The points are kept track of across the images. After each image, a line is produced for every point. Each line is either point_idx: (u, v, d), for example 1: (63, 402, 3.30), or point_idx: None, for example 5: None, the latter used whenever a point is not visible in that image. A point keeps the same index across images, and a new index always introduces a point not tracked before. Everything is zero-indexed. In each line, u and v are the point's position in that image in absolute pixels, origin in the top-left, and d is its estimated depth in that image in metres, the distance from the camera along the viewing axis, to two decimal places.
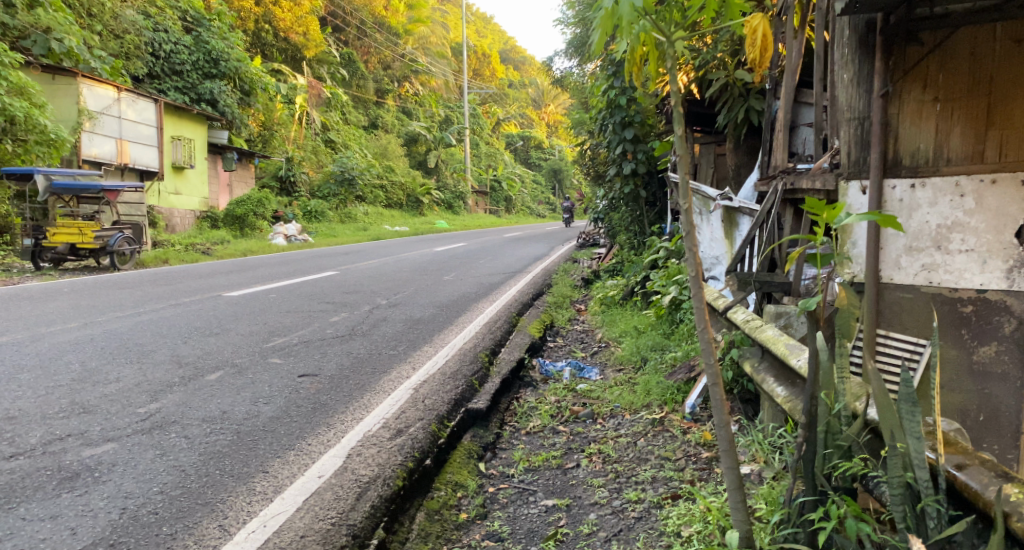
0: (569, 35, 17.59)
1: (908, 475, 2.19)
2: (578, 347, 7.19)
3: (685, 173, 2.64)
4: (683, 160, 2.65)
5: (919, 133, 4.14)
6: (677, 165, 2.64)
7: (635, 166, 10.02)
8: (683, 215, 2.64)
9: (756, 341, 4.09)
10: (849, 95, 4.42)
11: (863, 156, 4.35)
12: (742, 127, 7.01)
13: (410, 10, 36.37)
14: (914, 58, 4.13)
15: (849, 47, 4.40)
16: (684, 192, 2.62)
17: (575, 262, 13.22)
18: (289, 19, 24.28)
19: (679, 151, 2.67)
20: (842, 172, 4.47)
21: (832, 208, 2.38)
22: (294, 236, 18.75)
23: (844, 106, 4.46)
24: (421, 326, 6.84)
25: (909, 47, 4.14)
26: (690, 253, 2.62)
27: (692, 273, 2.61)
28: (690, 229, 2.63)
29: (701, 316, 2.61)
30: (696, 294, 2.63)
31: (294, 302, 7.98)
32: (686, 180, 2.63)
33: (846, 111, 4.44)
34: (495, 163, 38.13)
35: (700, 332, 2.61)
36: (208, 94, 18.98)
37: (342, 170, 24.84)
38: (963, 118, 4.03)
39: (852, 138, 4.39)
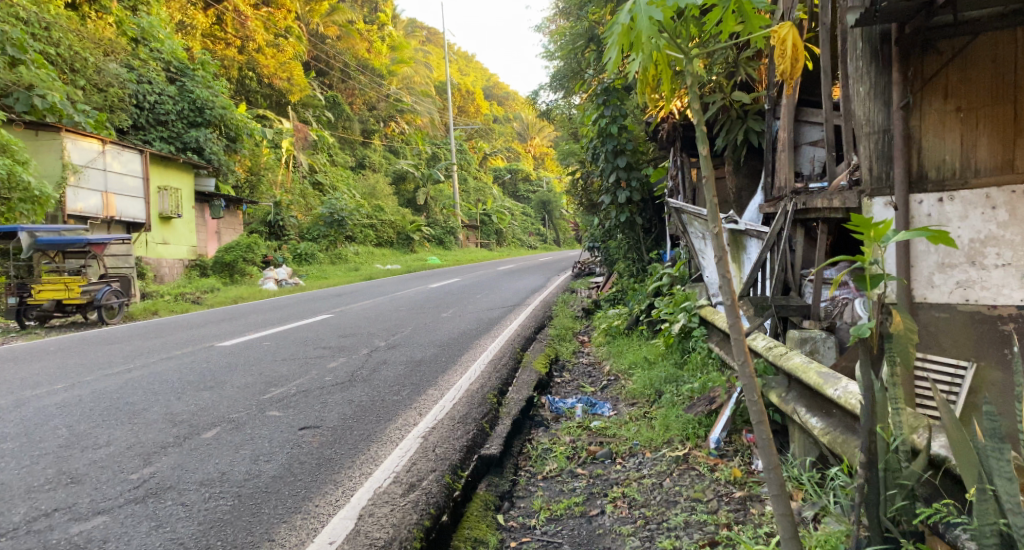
0: (552, 68, 17.66)
1: (1001, 522, 2.08)
2: (586, 381, 6.96)
3: (712, 194, 2.47)
4: (709, 181, 2.48)
5: (944, 144, 4.03)
6: (704, 187, 2.47)
7: (630, 194, 9.89)
8: (712, 240, 2.47)
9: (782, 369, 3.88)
10: (865, 110, 4.31)
11: (886, 170, 4.19)
12: (740, 149, 6.90)
13: (392, 51, 36.70)
14: (933, 68, 4.05)
15: (862, 58, 4.31)
16: (713, 216, 2.45)
17: (573, 292, 13.05)
18: (273, 66, 24.34)
19: (705, 172, 2.48)
20: (864, 189, 4.29)
21: (877, 226, 2.20)
22: (285, 280, 18.63)
23: (861, 121, 4.33)
24: (423, 367, 6.60)
25: (927, 56, 4.06)
26: (723, 281, 2.43)
27: (728, 301, 2.42)
28: (723, 253, 2.44)
29: (739, 348, 2.41)
30: (733, 324, 2.43)
31: (290, 349, 7.72)
32: (714, 201, 2.46)
33: (863, 124, 4.31)
34: (484, 197, 38.15)
35: (741, 365, 2.42)
36: (194, 143, 18.93)
37: (331, 211, 24.73)
38: (989, 127, 3.93)
39: (873, 152, 4.25)
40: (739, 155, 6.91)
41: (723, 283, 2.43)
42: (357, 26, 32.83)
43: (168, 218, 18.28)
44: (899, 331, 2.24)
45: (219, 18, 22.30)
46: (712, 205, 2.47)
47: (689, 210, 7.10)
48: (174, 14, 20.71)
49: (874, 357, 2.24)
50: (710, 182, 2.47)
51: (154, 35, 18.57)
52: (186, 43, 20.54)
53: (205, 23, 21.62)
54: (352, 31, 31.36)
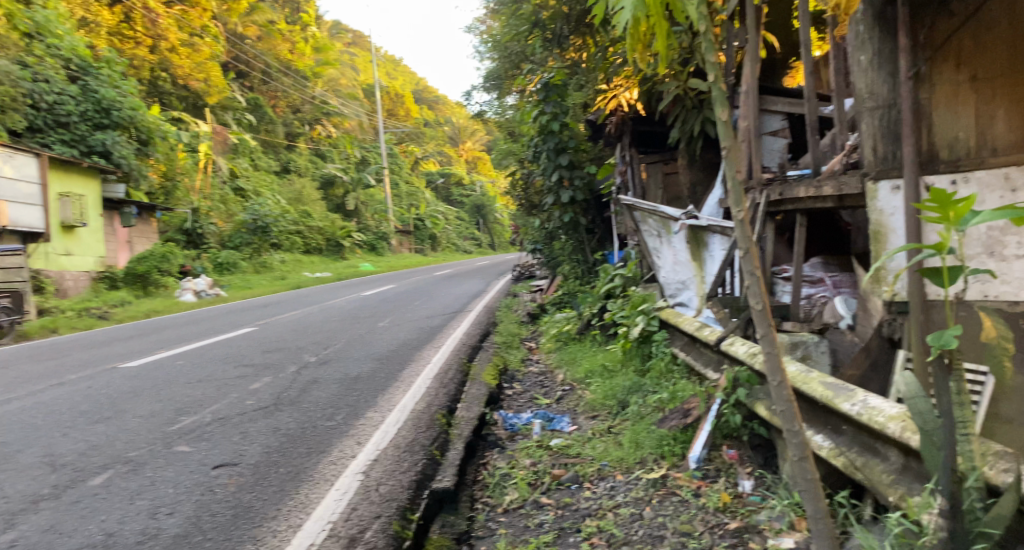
0: (484, 68, 17.18)
1: None
2: (539, 393, 6.44)
3: (735, 173, 2.05)
4: (731, 154, 2.04)
5: (957, 121, 3.61)
6: (725, 163, 2.03)
7: (573, 193, 9.42)
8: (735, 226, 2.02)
9: None
10: (868, 81, 3.87)
11: (893, 150, 3.76)
12: (696, 142, 6.49)
13: (316, 53, 35.58)
14: (944, 33, 3.63)
15: (864, 23, 3.87)
16: (739, 197, 2.03)
17: (514, 296, 12.54)
18: (188, 66, 23.03)
19: (726, 144, 2.06)
20: (868, 171, 3.83)
21: (959, 206, 1.96)
22: (205, 291, 17.49)
23: (864, 94, 3.90)
24: (359, 385, 5.92)
25: (938, 20, 3.66)
26: (751, 281, 2.01)
27: (759, 307, 2.01)
28: (751, 245, 2.01)
29: (774, 366, 2.02)
30: (765, 337, 2.04)
31: (206, 367, 6.88)
32: (738, 182, 2.05)
33: (866, 98, 3.87)
34: (417, 202, 37.37)
35: (778, 388, 2.02)
36: (100, 146, 17.55)
37: (255, 217, 23.46)
38: (1006, 99, 3.50)
39: (876, 131, 3.81)
40: (696, 148, 6.53)
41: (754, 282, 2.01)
42: (278, 26, 31.49)
43: (71, 227, 16.81)
44: (991, 338, 2.19)
45: (127, 15, 20.70)
46: (736, 185, 2.06)
47: (642, 207, 6.61)
48: (74, 9, 18.98)
49: (951, 368, 1.99)
50: (733, 155, 2.05)
51: (51, 30, 16.85)
52: (90, 39, 18.86)
53: (111, 21, 19.82)
54: (274, 32, 30.07)
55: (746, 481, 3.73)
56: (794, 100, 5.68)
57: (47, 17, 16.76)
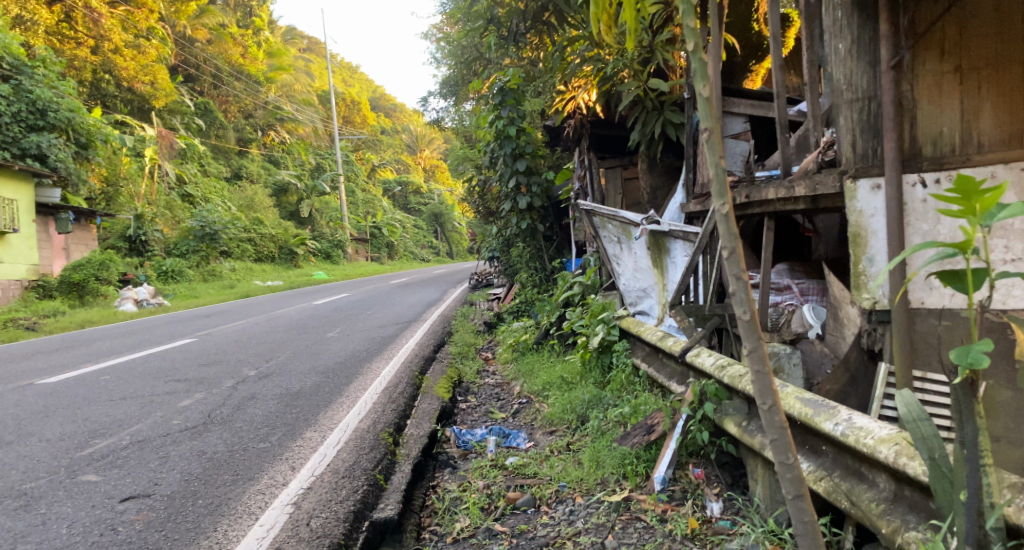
0: (441, 74, 16.84)
1: None
2: (494, 406, 6.12)
3: (717, 160, 1.84)
4: (713, 138, 1.87)
5: (941, 115, 3.44)
6: (706, 147, 1.84)
7: (531, 199, 9.14)
8: (718, 223, 1.77)
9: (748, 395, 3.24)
10: (846, 72, 3.67)
11: (873, 146, 3.56)
12: (656, 145, 6.26)
13: (270, 57, 34.80)
14: (927, 20, 3.46)
15: (842, 9, 3.69)
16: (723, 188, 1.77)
17: (471, 304, 12.18)
18: (133, 68, 22.15)
19: (706, 125, 1.86)
20: (846, 169, 3.63)
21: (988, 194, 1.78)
22: (147, 300, 16.67)
23: (842, 85, 3.70)
24: (299, 401, 5.50)
25: (921, 6, 3.48)
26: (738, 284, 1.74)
27: (746, 317, 1.76)
28: (737, 245, 1.74)
29: (765, 389, 1.78)
30: (754, 354, 1.76)
31: (134, 383, 6.36)
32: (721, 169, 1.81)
33: (845, 90, 3.68)
34: (374, 210, 36.74)
35: (770, 414, 1.79)
36: (34, 149, 16.66)
37: (202, 224, 22.59)
38: (992, 93, 3.36)
39: (856, 124, 3.61)
40: (656, 152, 6.28)
41: (740, 288, 1.75)
42: (229, 30, 30.60)
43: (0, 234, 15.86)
44: None
45: (67, 14, 19.50)
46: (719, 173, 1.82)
47: (600, 212, 6.35)
48: (9, 7, 17.78)
49: (976, 392, 1.75)
50: (714, 138, 1.86)
51: None
52: (24, 37, 17.89)
53: (49, 19, 18.71)
54: (224, 35, 29.21)
55: (714, 503, 3.46)
56: (757, 102, 5.47)
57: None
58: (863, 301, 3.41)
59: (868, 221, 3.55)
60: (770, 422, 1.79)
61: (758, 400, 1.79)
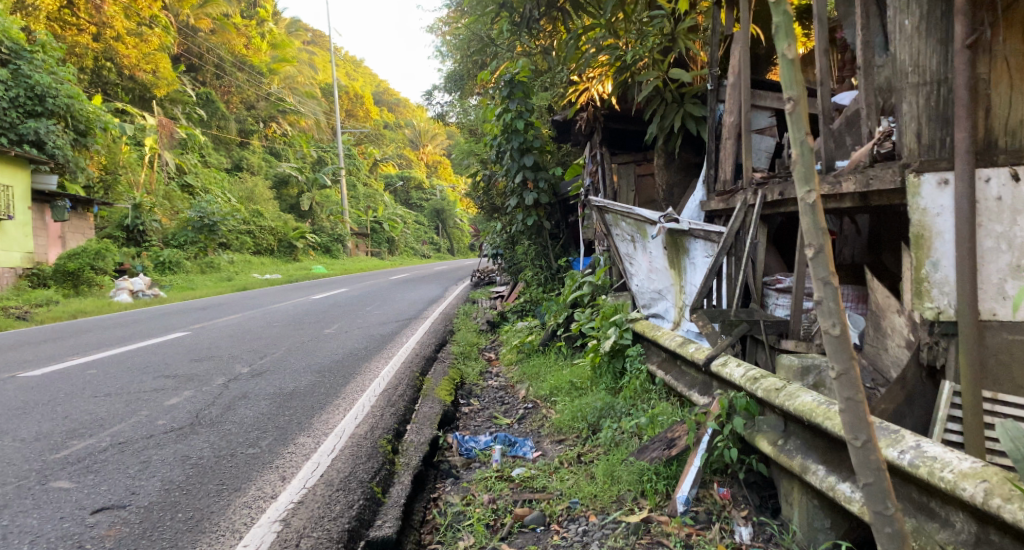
0: (447, 67, 16.53)
1: None
2: (498, 411, 5.82)
3: (803, 133, 1.66)
4: (799, 108, 1.65)
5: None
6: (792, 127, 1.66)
7: (537, 195, 8.85)
8: (805, 215, 1.66)
9: (786, 410, 2.96)
10: (913, 52, 3.23)
11: (942, 136, 3.14)
12: (675, 139, 5.94)
13: (273, 49, 34.46)
14: None
15: None
16: (810, 174, 1.63)
17: (473, 302, 11.89)
18: (135, 56, 21.82)
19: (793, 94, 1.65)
20: (910, 163, 3.22)
21: None
22: (143, 291, 16.36)
23: (906, 66, 3.26)
24: (293, 402, 5.20)
25: None
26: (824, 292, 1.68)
27: (836, 332, 1.68)
28: (824, 243, 1.66)
29: (858, 422, 1.71)
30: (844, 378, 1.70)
31: (121, 377, 6.07)
32: (807, 147, 1.66)
33: (909, 72, 3.24)
34: (375, 205, 36.45)
35: (864, 453, 1.71)
36: (31, 135, 16.34)
37: (200, 215, 22.23)
38: None
39: (922, 111, 3.19)
40: (674, 147, 5.99)
41: (831, 297, 1.66)
42: (233, 20, 30.28)
43: None
44: None
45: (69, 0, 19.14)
46: (804, 154, 1.66)
47: (613, 209, 6.03)
48: None
49: None
50: (798, 109, 1.66)
51: None
52: (24, 21, 17.52)
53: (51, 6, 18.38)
54: (228, 25, 28.87)
55: (742, 528, 3.18)
56: (784, 95, 5.19)
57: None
58: (926, 312, 3.20)
59: (934, 222, 3.14)
60: (865, 460, 1.71)
61: (849, 435, 1.72)
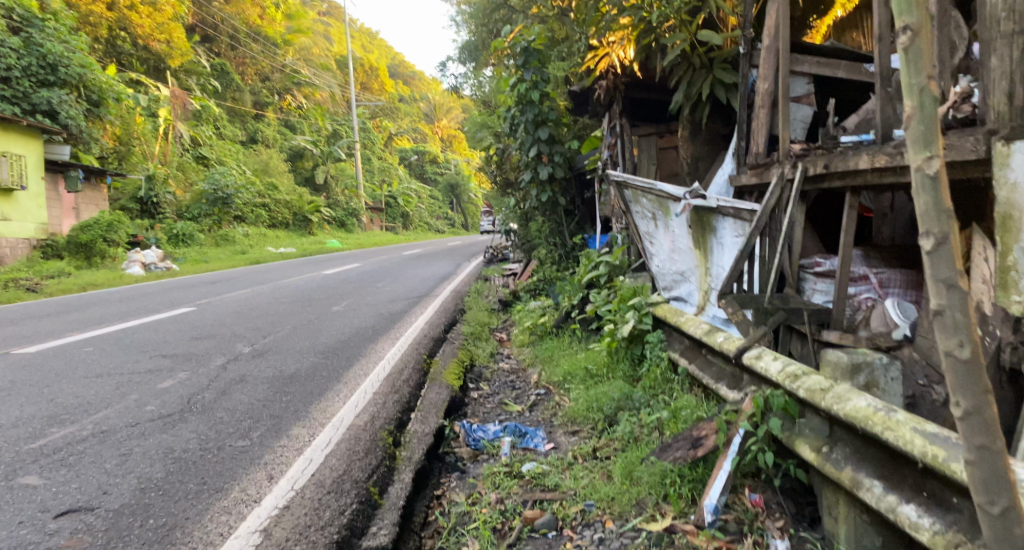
0: (462, 38, 15.99)
1: None
2: (509, 397, 5.51)
3: (923, 76, 1.58)
4: (917, 38, 1.57)
5: None
6: (913, 62, 1.58)
7: (553, 169, 8.43)
8: (927, 190, 1.60)
9: (831, 414, 2.60)
10: None
11: None
12: (702, 108, 5.53)
13: (288, 20, 33.90)
14: None
15: None
16: (932, 137, 1.56)
17: (485, 280, 11.55)
18: (148, 26, 21.31)
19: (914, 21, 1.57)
20: (999, 128, 2.92)
21: None
22: (154, 264, 16.18)
23: (997, 12, 2.93)
24: (292, 387, 4.90)
25: None
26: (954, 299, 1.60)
27: (966, 353, 1.60)
28: (950, 229, 1.58)
29: (997, 480, 1.62)
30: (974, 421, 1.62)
31: (117, 356, 5.80)
32: (931, 98, 1.57)
33: (1002, 19, 2.91)
34: (389, 178, 36.07)
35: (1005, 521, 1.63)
36: (45, 105, 16.06)
37: (214, 187, 21.88)
38: None
39: (1015, 67, 2.89)
40: (702, 117, 5.56)
41: (956, 307, 1.59)
42: None
43: (8, 191, 15.36)
44: None
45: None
46: (923, 110, 1.59)
47: (633, 184, 5.62)
48: None
49: None
50: (919, 40, 1.57)
51: None
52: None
53: None
54: None
55: (778, 541, 2.84)
56: (824, 58, 4.74)
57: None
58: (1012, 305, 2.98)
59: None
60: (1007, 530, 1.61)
61: (985, 498, 1.65)
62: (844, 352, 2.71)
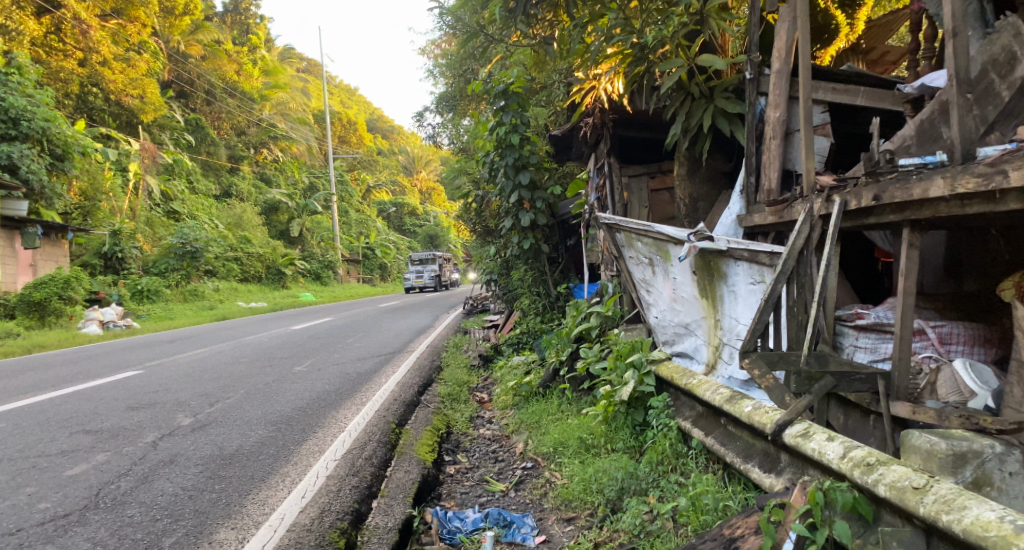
0: (439, 88, 15.61)
1: None
2: (489, 472, 4.73)
3: None
4: None
5: None
6: None
7: (535, 216, 7.83)
8: None
9: (949, 528, 2.11)
10: None
11: None
12: (701, 144, 4.92)
13: (265, 76, 33.60)
14: None
15: None
16: None
17: (465, 333, 10.81)
18: (121, 82, 20.33)
19: None
20: None
21: None
22: (113, 322, 15.25)
23: None
24: (229, 470, 4.11)
25: None
26: None
27: None
28: None
29: None
30: None
31: (30, 435, 4.95)
32: None
33: None
34: (367, 230, 35.47)
35: None
36: (5, 159, 15.26)
37: (183, 241, 20.92)
38: None
39: None
40: (702, 152, 4.93)
41: None
42: (224, 46, 29.15)
43: None
44: None
45: (55, 25, 17.89)
46: None
47: (626, 227, 4.96)
48: None
49: None
50: None
51: None
52: (3, 43, 16.34)
53: (37, 31, 17.14)
54: (219, 51, 27.84)
55: None
56: (841, 84, 4.18)
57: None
58: None
59: None
60: None
61: None
62: (942, 439, 2.42)
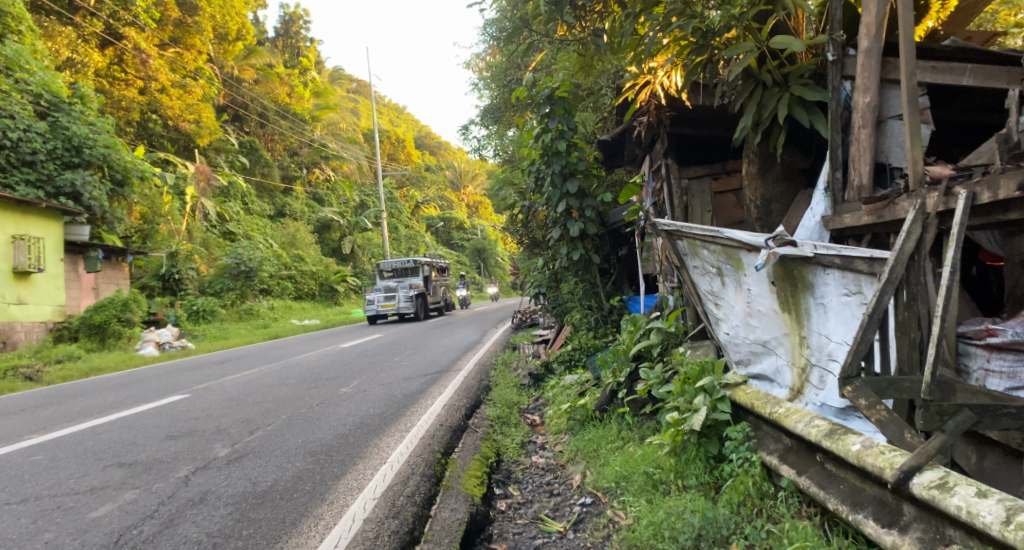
0: (484, 100, 15.30)
1: None
2: (545, 508, 4.25)
3: None
4: None
5: None
6: None
7: (584, 225, 7.35)
8: None
9: None
10: None
11: None
12: (775, 137, 4.38)
13: (316, 97, 33.99)
14: None
15: None
16: None
17: (514, 349, 10.36)
18: (178, 108, 20.55)
19: None
20: None
21: None
22: (169, 343, 15.31)
23: None
24: (260, 512, 3.76)
25: None
26: None
27: None
28: None
29: None
30: None
31: (63, 469, 4.72)
32: None
33: None
34: (417, 246, 35.44)
35: None
36: (69, 187, 15.41)
37: (237, 261, 21.06)
38: None
39: None
40: (775, 146, 4.40)
41: None
42: (276, 69, 29.50)
43: (26, 274, 14.42)
44: None
45: (118, 57, 18.31)
46: None
47: (690, 234, 4.43)
48: (60, 51, 16.69)
49: None
50: None
51: (21, 64, 14.68)
52: (68, 75, 16.57)
53: (100, 63, 17.55)
54: (271, 75, 28.22)
55: None
56: (942, 63, 3.65)
57: (18, 50, 14.51)
58: None
59: None
60: None
61: None
62: None
